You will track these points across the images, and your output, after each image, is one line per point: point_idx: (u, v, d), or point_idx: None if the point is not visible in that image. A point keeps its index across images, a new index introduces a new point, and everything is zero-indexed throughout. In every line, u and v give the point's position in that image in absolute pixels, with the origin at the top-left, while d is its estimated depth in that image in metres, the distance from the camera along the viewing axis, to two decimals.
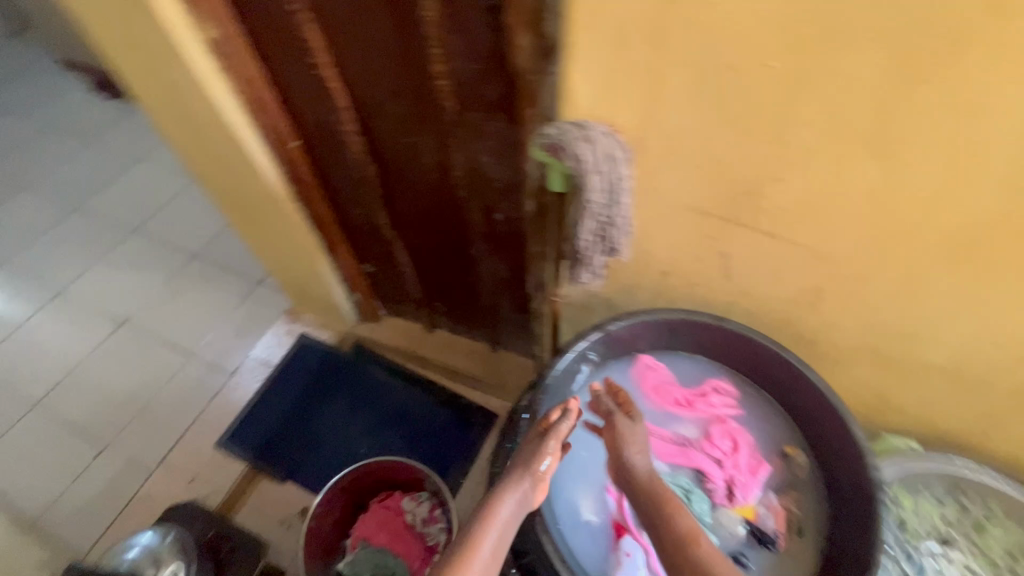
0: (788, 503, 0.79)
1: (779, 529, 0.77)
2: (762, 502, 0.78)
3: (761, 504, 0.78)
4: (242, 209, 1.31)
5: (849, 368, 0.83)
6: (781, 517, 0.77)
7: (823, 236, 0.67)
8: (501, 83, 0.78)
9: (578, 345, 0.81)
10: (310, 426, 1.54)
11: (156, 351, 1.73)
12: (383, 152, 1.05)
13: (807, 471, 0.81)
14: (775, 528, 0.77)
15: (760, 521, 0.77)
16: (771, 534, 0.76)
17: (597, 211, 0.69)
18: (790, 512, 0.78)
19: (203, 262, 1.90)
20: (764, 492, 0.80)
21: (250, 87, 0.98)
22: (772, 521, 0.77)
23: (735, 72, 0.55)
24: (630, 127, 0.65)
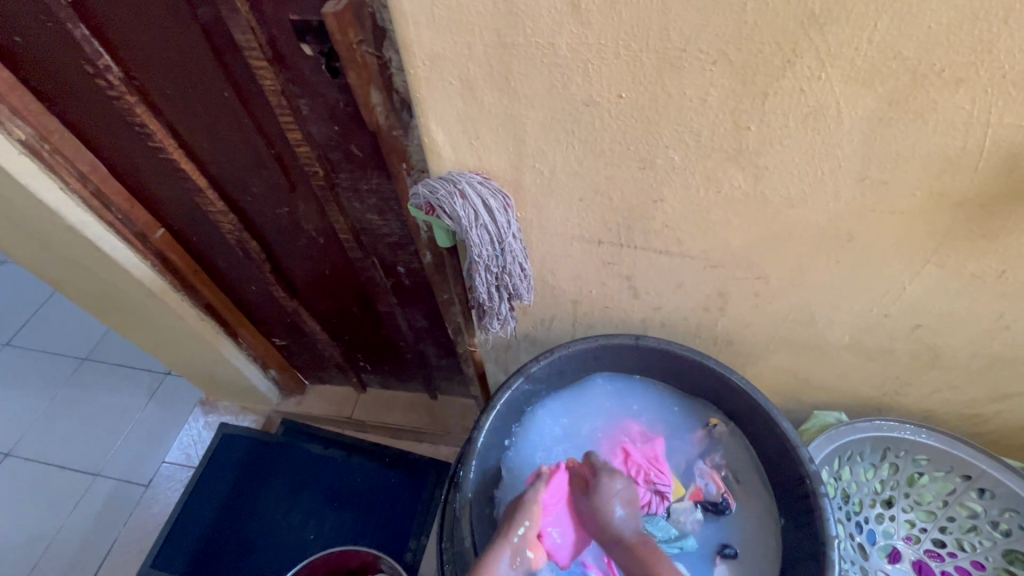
0: (716, 462, 0.82)
1: (723, 490, 0.79)
2: (700, 476, 0.81)
3: (700, 478, 0.81)
4: (118, 310, 1.17)
5: (768, 361, 0.84)
6: (720, 479, 0.80)
7: (713, 245, 0.66)
8: (366, 141, 0.73)
9: (503, 396, 0.77)
10: (246, 524, 1.38)
11: (52, 479, 1.51)
12: (262, 225, 0.96)
13: (727, 433, 0.83)
14: (720, 493, 0.79)
15: (705, 495, 0.79)
16: (720, 500, 0.78)
17: (488, 262, 0.66)
18: (722, 469, 0.81)
19: (94, 369, 1.72)
20: (696, 466, 0.82)
21: (89, 182, 0.87)
22: (715, 488, 0.79)
23: (589, 106, 0.53)
24: (502, 170, 0.62)
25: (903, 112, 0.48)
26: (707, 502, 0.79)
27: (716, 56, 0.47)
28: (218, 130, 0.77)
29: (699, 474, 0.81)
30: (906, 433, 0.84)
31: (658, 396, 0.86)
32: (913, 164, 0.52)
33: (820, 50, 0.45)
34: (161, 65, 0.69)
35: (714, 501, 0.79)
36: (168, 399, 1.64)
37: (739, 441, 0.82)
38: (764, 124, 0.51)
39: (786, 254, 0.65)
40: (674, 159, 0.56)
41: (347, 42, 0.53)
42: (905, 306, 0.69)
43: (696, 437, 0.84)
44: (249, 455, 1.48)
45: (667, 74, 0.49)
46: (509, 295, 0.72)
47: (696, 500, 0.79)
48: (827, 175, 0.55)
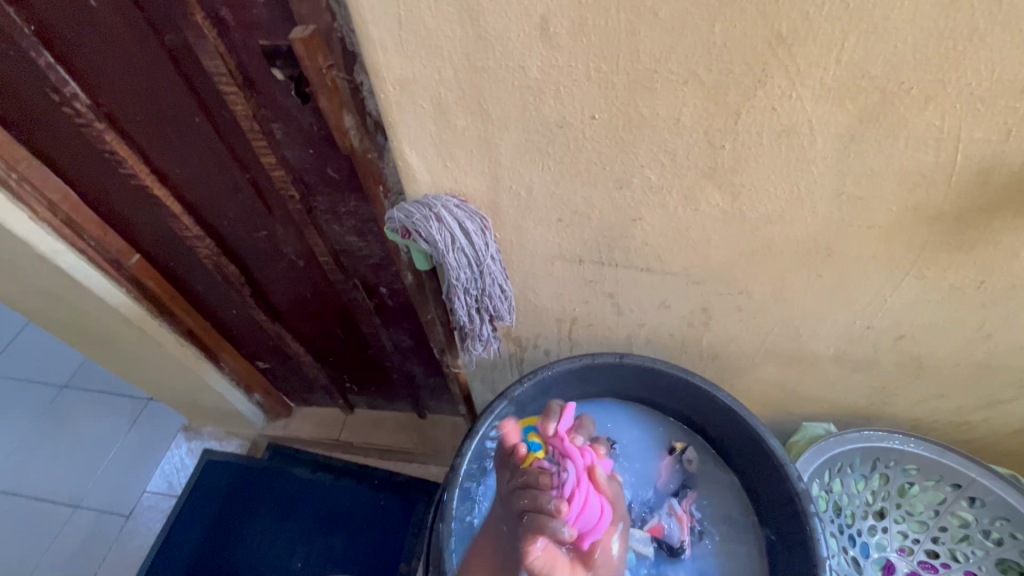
0: (689, 504, 0.80)
1: (684, 537, 0.77)
2: (665, 512, 0.79)
3: (664, 515, 0.79)
4: (92, 337, 1.13)
5: (754, 374, 0.84)
6: (687, 522, 0.78)
7: (695, 260, 0.65)
8: (341, 164, 0.72)
9: (487, 420, 0.76)
10: (231, 553, 1.34)
11: (28, 512, 1.46)
12: (240, 249, 0.95)
13: (696, 463, 0.83)
14: (681, 536, 0.77)
15: (666, 534, 0.78)
16: (677, 544, 0.77)
17: (467, 285, 0.64)
18: (692, 514, 0.79)
19: (73, 396, 1.67)
20: (663, 501, 0.80)
21: (59, 211, 0.85)
22: (678, 531, 0.77)
23: (566, 128, 0.53)
24: (479, 193, 0.61)
25: (875, 128, 0.48)
26: (664, 541, 0.77)
27: (688, 76, 0.46)
28: (191, 155, 0.76)
29: (668, 511, 0.79)
30: (895, 443, 0.84)
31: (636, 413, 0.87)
32: (887, 179, 0.52)
33: (790, 69, 0.45)
34: (129, 90, 0.68)
35: (672, 542, 0.77)
36: (151, 426, 1.60)
37: (723, 475, 0.83)
38: (739, 142, 0.51)
39: (769, 268, 0.65)
40: (650, 178, 0.56)
41: (317, 66, 0.52)
42: (888, 317, 0.68)
43: (669, 467, 0.83)
44: (234, 483, 1.45)
45: (639, 95, 0.49)
46: (491, 317, 0.70)
47: (654, 535, 0.78)
48: (805, 191, 0.54)
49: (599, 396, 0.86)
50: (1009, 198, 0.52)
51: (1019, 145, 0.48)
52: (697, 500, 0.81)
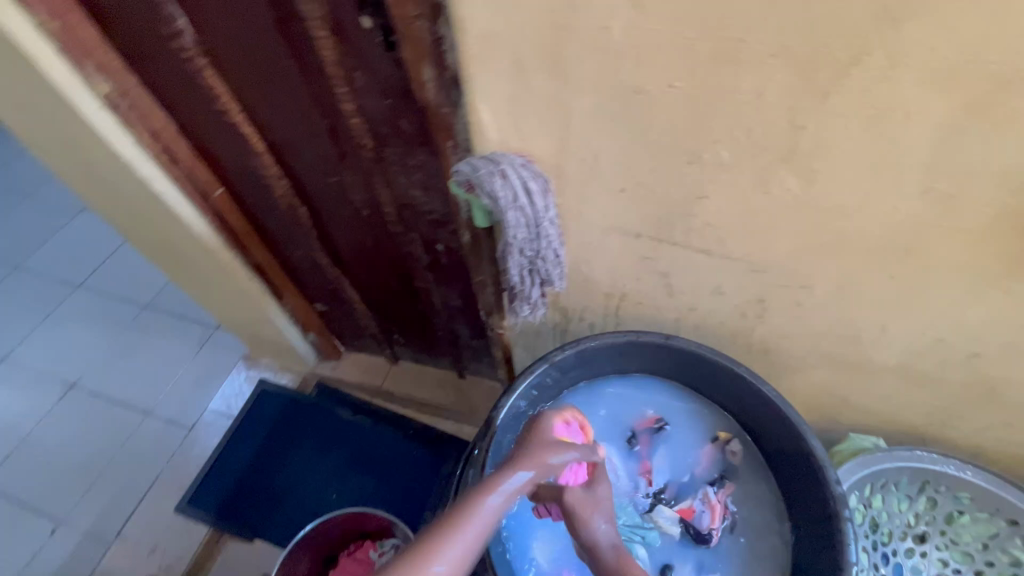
0: (726, 495, 0.78)
1: (714, 526, 0.76)
2: (699, 498, 0.78)
3: (698, 500, 0.78)
4: (176, 261, 1.24)
5: (804, 375, 0.81)
6: (719, 512, 0.76)
7: (757, 247, 0.64)
8: (414, 118, 0.74)
9: (525, 380, 0.78)
10: (276, 477, 1.47)
11: (109, 412, 1.65)
12: (312, 193, 1.00)
13: (741, 457, 0.81)
14: (710, 525, 0.76)
15: (696, 518, 0.77)
16: (705, 531, 0.76)
17: (523, 245, 0.66)
18: (727, 506, 0.77)
19: (153, 313, 1.84)
20: (698, 486, 0.79)
21: (160, 140, 0.93)
22: (709, 519, 0.76)
23: (642, 96, 0.52)
24: (546, 157, 0.62)
25: (980, 121, 0.45)
26: (692, 525, 0.76)
27: (778, 49, 0.45)
28: (278, 97, 0.80)
29: (701, 498, 0.78)
30: (950, 468, 0.79)
31: (682, 396, 0.85)
32: (985, 181, 0.48)
33: (892, 46, 0.42)
34: (231, 31, 0.72)
35: (700, 528, 0.76)
36: (216, 350, 1.74)
37: (763, 474, 0.80)
38: (825, 124, 0.49)
39: (836, 264, 0.62)
40: (723, 155, 0.54)
41: (403, 14, 0.54)
42: (961, 332, 0.64)
43: (710, 455, 0.82)
44: (283, 413, 1.56)
45: (723, 66, 0.47)
46: (542, 281, 0.72)
47: (683, 517, 0.77)
48: (890, 184, 0.51)
49: (639, 374, 0.86)
50: None
51: None
52: (733, 493, 0.79)
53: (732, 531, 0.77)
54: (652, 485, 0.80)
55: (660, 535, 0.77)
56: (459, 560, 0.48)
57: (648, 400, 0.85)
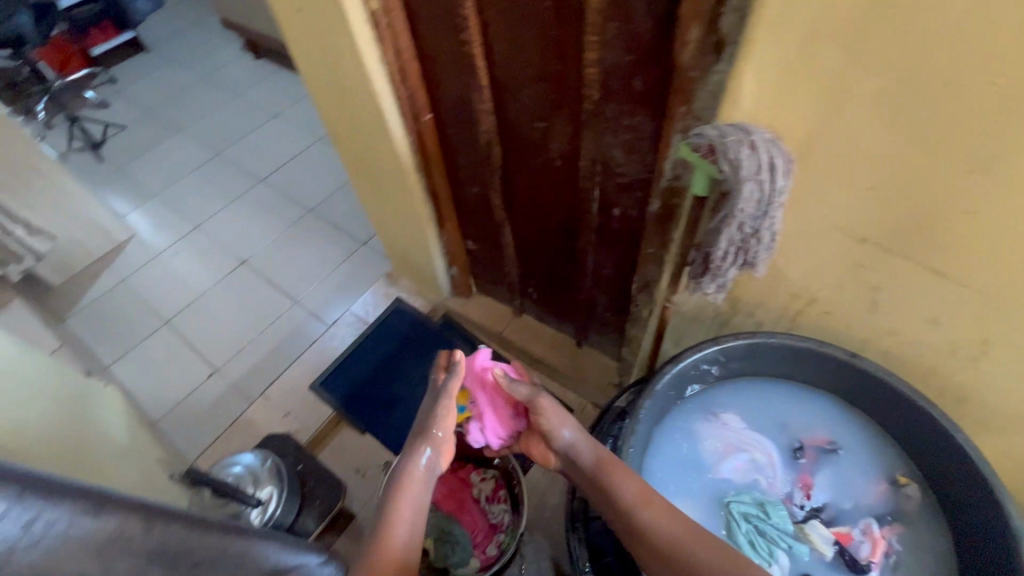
0: (890, 535, 0.75)
1: (873, 559, 0.73)
2: (859, 529, 0.75)
3: (858, 530, 0.75)
4: (367, 173, 1.38)
5: (999, 437, 0.73)
6: (881, 549, 0.74)
7: (1009, 282, 0.58)
8: (654, 77, 0.76)
9: (692, 356, 0.79)
10: (393, 386, 1.63)
11: (272, 291, 1.91)
12: (513, 135, 1.06)
13: (915, 505, 0.77)
14: (868, 557, 0.73)
15: (852, 546, 0.74)
16: (862, 561, 0.73)
17: (745, 220, 0.64)
18: (890, 545, 0.74)
19: (318, 218, 2.08)
20: (861, 517, 0.76)
21: (399, 59, 1.04)
22: (869, 551, 0.74)
23: (949, 88, 0.49)
24: (797, 137, 0.61)
25: None
26: (848, 552, 0.74)
27: None
28: (523, 37, 0.86)
29: (863, 529, 0.75)
30: None
31: (852, 423, 0.82)
32: None
33: None
34: None
35: (856, 557, 0.73)
36: (362, 263, 1.93)
37: (934, 528, 0.75)
38: None
39: None
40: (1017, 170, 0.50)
41: None
42: None
43: (880, 493, 0.78)
44: (410, 331, 1.73)
45: None
46: (743, 262, 0.70)
47: (839, 540, 0.75)
48: None
49: (810, 387, 0.84)
50: None
51: None
52: (896, 535, 0.75)
53: (886, 571, 0.73)
54: (809, 499, 0.78)
55: (809, 549, 0.75)
56: (407, 525, 0.71)
57: (822, 418, 0.83)
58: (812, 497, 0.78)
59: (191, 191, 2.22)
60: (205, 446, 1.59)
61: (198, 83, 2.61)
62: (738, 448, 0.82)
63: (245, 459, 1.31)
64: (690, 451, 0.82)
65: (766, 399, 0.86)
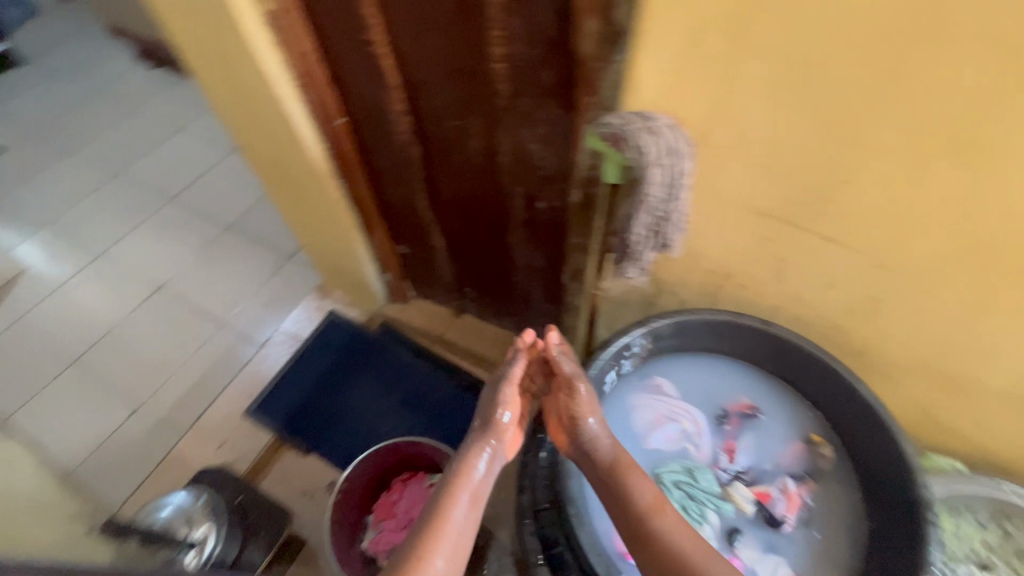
0: (806, 494, 0.80)
1: (789, 515, 0.79)
2: (777, 487, 0.81)
3: (776, 488, 0.81)
4: (283, 183, 1.31)
5: (896, 383, 0.81)
6: (795, 504, 0.79)
7: (888, 243, 0.64)
8: (561, 69, 0.76)
9: (621, 340, 0.81)
10: (335, 403, 1.56)
11: (192, 316, 1.78)
12: (430, 134, 1.04)
13: (831, 464, 0.82)
14: (784, 513, 0.79)
15: (771, 503, 0.80)
16: (779, 517, 0.78)
17: (655, 205, 0.67)
18: (805, 500, 0.80)
19: (239, 233, 1.96)
20: (779, 476, 0.82)
21: (302, 63, 0.99)
22: (785, 508, 0.79)
23: (820, 69, 0.53)
24: (694, 123, 0.64)
25: None
26: (767, 509, 0.79)
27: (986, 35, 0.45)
28: (428, 34, 0.84)
29: (781, 487, 0.81)
30: None
31: (772, 389, 0.88)
32: None
33: None
34: None
35: (774, 513, 0.79)
36: (291, 277, 1.84)
37: (846, 481, 0.81)
38: (1007, 119, 0.49)
39: (968, 268, 0.62)
40: (887, 139, 0.55)
41: None
42: None
43: (798, 453, 0.83)
44: (348, 343, 1.66)
45: (920, 46, 0.48)
46: (660, 243, 0.73)
47: (759, 499, 0.80)
48: None
49: (732, 358, 0.89)
50: None
51: None
52: (811, 491, 0.81)
53: (804, 526, 0.79)
54: (734, 462, 0.83)
55: (732, 508, 0.80)
56: (456, 529, 0.68)
57: (746, 388, 0.88)
58: (736, 460, 0.83)
59: (90, 215, 2.03)
60: (130, 490, 1.46)
61: (89, 95, 2.38)
62: (670, 418, 0.86)
63: (176, 499, 1.25)
64: (625, 426, 0.85)
65: (694, 373, 0.90)
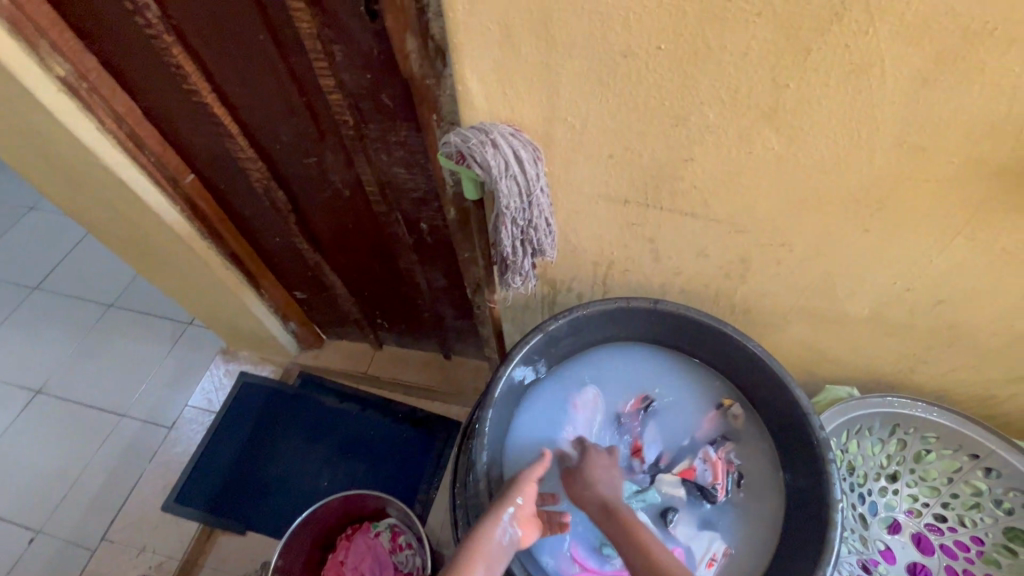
0: (728, 455, 0.82)
1: (718, 482, 0.79)
2: (700, 458, 0.82)
3: (699, 460, 0.82)
4: (146, 254, 1.19)
5: (784, 331, 0.85)
6: (722, 470, 0.80)
7: (739, 208, 0.66)
8: (397, 90, 0.73)
9: (522, 352, 0.79)
10: (263, 470, 1.45)
11: (81, 416, 1.59)
12: (289, 175, 0.98)
13: (742, 421, 0.84)
14: (712, 483, 0.80)
15: (698, 477, 0.81)
16: (708, 487, 0.79)
17: (515, 214, 0.66)
18: (729, 464, 0.81)
19: (121, 312, 1.77)
20: (700, 447, 0.83)
21: (124, 124, 0.89)
22: (711, 476, 0.80)
23: (631, 59, 0.53)
24: (534, 126, 0.63)
25: (950, 73, 0.47)
26: (695, 484, 0.80)
27: (762, 7, 0.46)
28: (252, 74, 0.78)
29: (703, 457, 0.82)
30: (917, 410, 0.84)
31: (675, 363, 0.89)
32: (953, 132, 0.52)
33: (869, 3, 0.44)
34: (197, 3, 0.70)
35: (703, 485, 0.80)
36: (190, 347, 1.69)
37: (761, 434, 0.83)
38: (805, 81, 0.51)
39: (813, 218, 0.65)
40: (709, 117, 0.56)
41: None
42: (930, 280, 0.68)
43: (712, 420, 0.85)
44: (267, 403, 1.55)
45: (710, 25, 0.48)
46: (532, 251, 0.73)
47: (685, 477, 0.81)
48: (866, 136, 0.54)
49: (632, 344, 0.89)
50: None
51: None
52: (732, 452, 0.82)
53: (733, 489, 0.80)
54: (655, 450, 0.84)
55: (661, 495, 0.81)
56: None
57: (654, 368, 0.89)
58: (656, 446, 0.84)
59: None
60: None
61: None
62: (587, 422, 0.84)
63: None
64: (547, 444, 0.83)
65: (602, 367, 0.89)
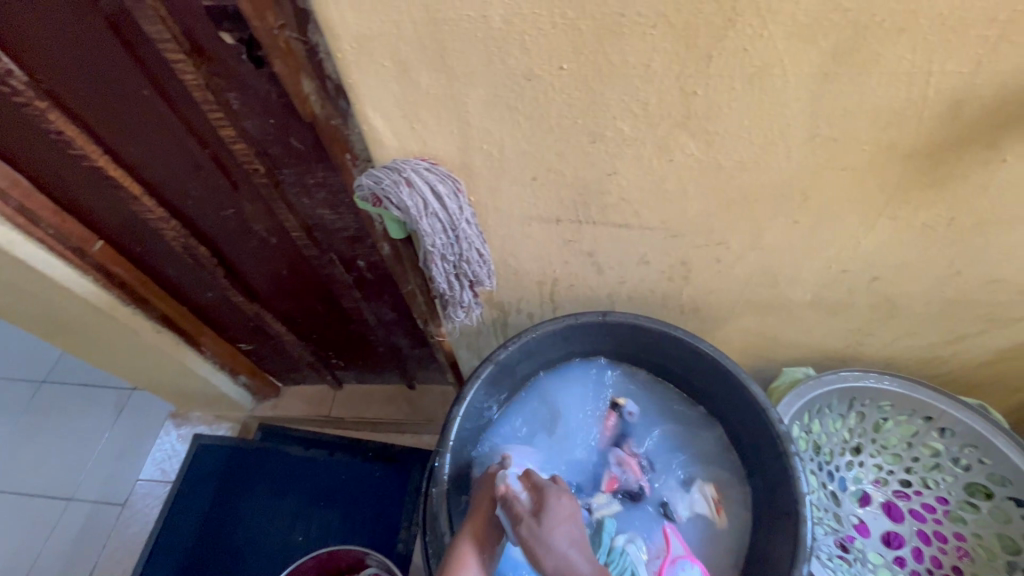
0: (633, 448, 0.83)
1: (640, 479, 0.81)
2: (615, 465, 0.82)
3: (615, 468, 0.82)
4: (63, 329, 1.09)
5: (735, 324, 0.85)
6: (637, 466, 0.81)
7: (671, 214, 0.65)
8: (304, 134, 0.68)
9: (473, 387, 0.75)
10: (231, 534, 1.34)
11: (22, 509, 1.45)
12: (208, 229, 0.92)
13: (635, 414, 0.85)
14: (636, 481, 0.80)
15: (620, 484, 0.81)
16: (635, 488, 0.80)
17: (443, 251, 0.65)
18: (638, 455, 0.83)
19: (54, 390, 1.64)
20: (609, 455, 0.83)
21: (10, 199, 0.82)
22: (631, 476, 0.81)
23: (535, 81, 0.51)
24: (451, 156, 0.60)
25: (848, 65, 0.47)
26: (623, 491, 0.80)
27: (656, 19, 0.45)
28: (144, 132, 0.72)
29: (617, 463, 0.82)
30: (870, 381, 0.86)
31: (552, 383, 0.87)
32: (860, 120, 0.52)
33: (760, 6, 0.43)
34: (69, 65, 0.64)
35: (630, 488, 0.80)
36: (135, 416, 1.57)
37: (716, 436, 0.83)
38: (712, 87, 0.50)
39: (745, 215, 0.64)
40: (624, 130, 0.55)
41: (266, 26, 0.48)
42: (862, 259, 0.69)
43: (609, 422, 0.85)
44: (227, 465, 1.44)
45: (608, 42, 0.47)
46: (470, 282, 0.71)
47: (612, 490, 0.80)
48: (780, 133, 0.54)
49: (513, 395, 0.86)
50: (978, 132, 0.52)
51: (989, 76, 0.47)
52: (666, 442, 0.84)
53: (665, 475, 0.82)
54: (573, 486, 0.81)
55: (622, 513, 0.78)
56: None
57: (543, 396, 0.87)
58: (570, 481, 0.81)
59: None
60: None
61: None
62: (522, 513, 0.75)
63: None
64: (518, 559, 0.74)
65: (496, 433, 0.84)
